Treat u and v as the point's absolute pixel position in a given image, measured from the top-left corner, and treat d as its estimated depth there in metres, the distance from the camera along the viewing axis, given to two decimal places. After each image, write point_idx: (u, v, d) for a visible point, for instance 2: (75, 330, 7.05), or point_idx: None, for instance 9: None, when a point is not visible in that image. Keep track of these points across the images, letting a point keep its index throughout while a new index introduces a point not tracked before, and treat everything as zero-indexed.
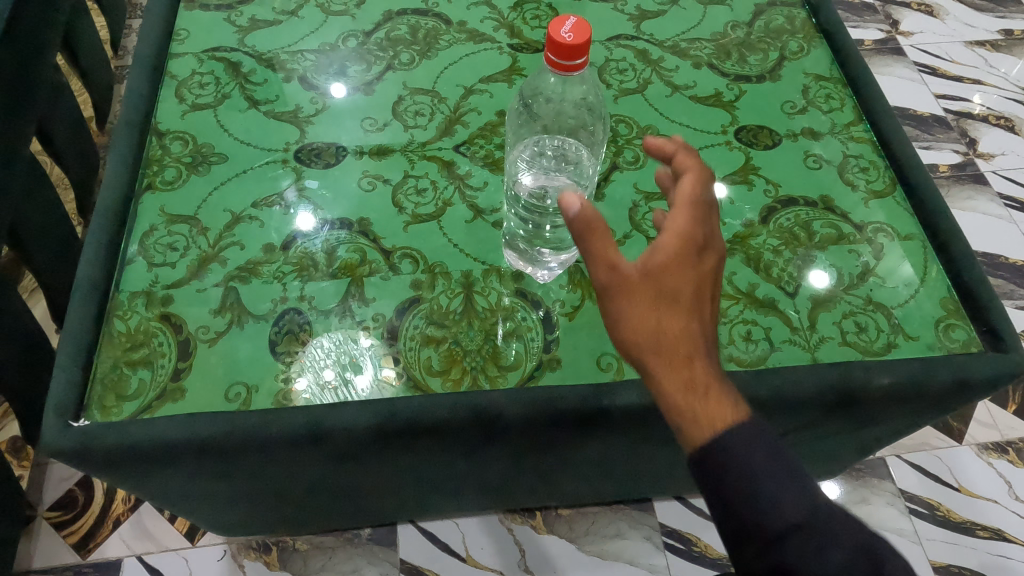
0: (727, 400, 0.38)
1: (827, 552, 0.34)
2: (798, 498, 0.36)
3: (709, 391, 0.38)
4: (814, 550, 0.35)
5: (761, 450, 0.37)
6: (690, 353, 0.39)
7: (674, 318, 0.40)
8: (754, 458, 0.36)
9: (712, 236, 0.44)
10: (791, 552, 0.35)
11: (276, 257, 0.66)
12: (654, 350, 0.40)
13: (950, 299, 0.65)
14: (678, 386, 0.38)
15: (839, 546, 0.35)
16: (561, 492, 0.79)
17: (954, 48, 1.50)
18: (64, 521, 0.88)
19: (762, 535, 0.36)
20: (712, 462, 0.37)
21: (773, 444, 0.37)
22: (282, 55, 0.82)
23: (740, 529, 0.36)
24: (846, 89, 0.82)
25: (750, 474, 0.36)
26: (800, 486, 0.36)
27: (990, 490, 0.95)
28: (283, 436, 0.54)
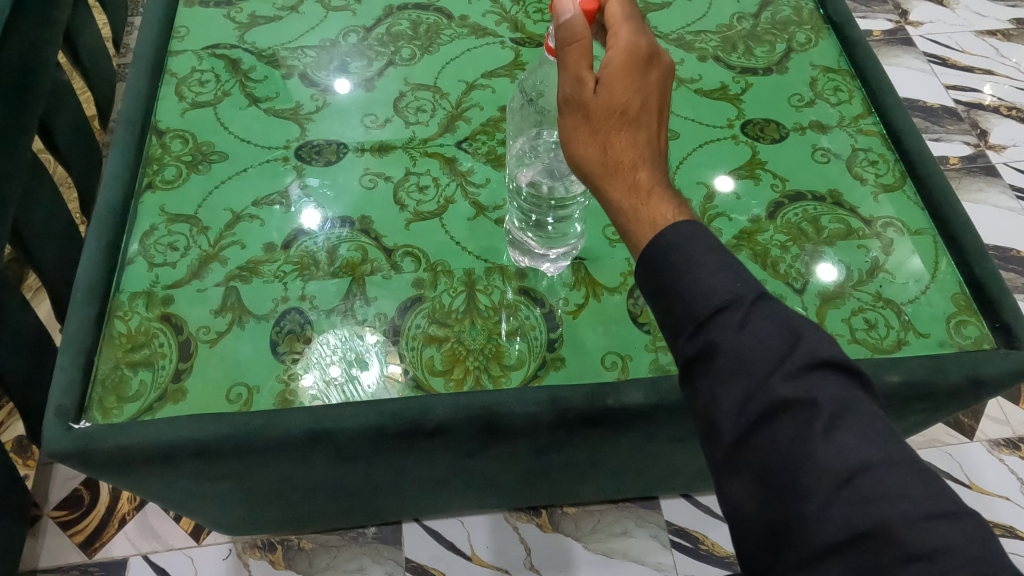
0: (664, 200, 0.45)
1: (750, 327, 0.38)
2: (728, 283, 0.40)
3: (645, 191, 0.45)
4: (737, 326, 0.38)
5: (700, 241, 0.42)
6: (628, 158, 0.46)
7: (615, 127, 0.46)
8: (693, 251, 0.41)
9: (656, 47, 0.48)
10: (719, 329, 0.39)
11: (276, 256, 0.66)
12: (597, 155, 0.47)
13: (962, 294, 0.64)
14: (619, 185, 0.46)
15: (763, 325, 0.38)
16: (566, 490, 0.79)
17: (964, 38, 1.48)
18: (69, 521, 0.88)
19: (694, 318, 0.40)
20: (651, 251, 0.43)
21: (710, 240, 0.42)
22: (282, 51, 0.81)
23: (677, 315, 0.41)
24: (854, 81, 0.80)
25: (689, 264, 0.41)
26: (735, 272, 0.40)
27: (1002, 487, 0.94)
28: (284, 438, 0.54)
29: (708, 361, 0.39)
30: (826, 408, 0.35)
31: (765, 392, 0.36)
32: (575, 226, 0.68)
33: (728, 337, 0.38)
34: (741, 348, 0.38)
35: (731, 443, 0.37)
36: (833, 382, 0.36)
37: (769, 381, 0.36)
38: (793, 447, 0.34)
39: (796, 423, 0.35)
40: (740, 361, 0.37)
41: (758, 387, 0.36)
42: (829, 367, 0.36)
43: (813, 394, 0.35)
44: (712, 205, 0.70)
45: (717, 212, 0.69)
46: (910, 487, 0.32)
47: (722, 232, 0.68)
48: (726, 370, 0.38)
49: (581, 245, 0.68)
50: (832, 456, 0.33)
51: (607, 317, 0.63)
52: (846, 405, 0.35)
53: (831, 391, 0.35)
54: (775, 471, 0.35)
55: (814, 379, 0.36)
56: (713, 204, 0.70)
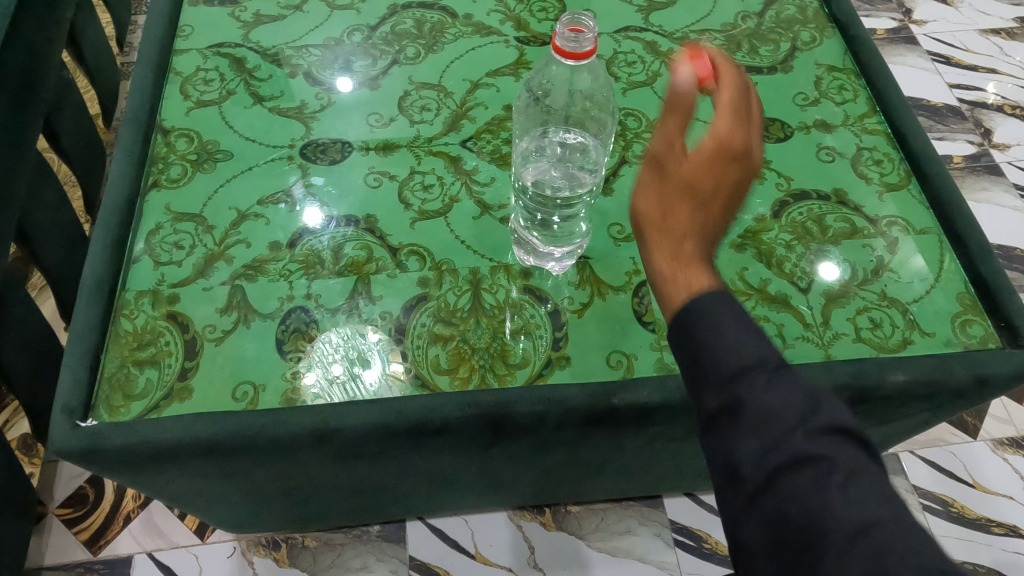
0: (703, 272, 0.41)
1: (772, 381, 0.34)
2: (741, 329, 0.36)
3: (688, 265, 0.42)
4: (761, 380, 0.34)
5: (727, 303, 0.38)
6: (683, 230, 0.44)
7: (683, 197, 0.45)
8: (718, 310, 0.38)
9: (750, 149, 0.47)
10: (739, 381, 0.35)
11: (282, 255, 0.66)
12: (654, 216, 0.46)
13: (967, 293, 0.64)
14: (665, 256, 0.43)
15: (785, 380, 0.34)
16: (570, 489, 0.79)
17: (968, 37, 1.47)
18: (74, 519, 0.89)
19: (712, 369, 0.36)
20: (677, 309, 0.39)
21: (738, 305, 0.38)
22: (287, 50, 0.81)
23: (695, 363, 0.37)
24: (859, 80, 0.80)
25: (705, 313, 0.38)
26: (761, 330, 0.36)
27: (1006, 486, 0.94)
28: (291, 436, 0.54)
29: (726, 413, 0.35)
30: (843, 469, 0.31)
31: (784, 447, 0.32)
32: (579, 226, 0.69)
33: (752, 391, 0.34)
34: (762, 403, 0.34)
35: (739, 495, 0.33)
36: (851, 438, 0.32)
37: (790, 436, 0.32)
38: (803, 500, 0.31)
39: (813, 481, 0.31)
40: (761, 414, 0.33)
41: (777, 442, 0.32)
42: (851, 432, 0.33)
43: (826, 448, 0.32)
44: None
45: None
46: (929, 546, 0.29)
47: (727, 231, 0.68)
48: (741, 419, 0.34)
49: (586, 245, 0.68)
50: (843, 513, 0.30)
51: (612, 316, 0.63)
52: (865, 470, 0.31)
53: (846, 445, 0.32)
54: (785, 527, 0.31)
55: (835, 441, 0.32)
56: None
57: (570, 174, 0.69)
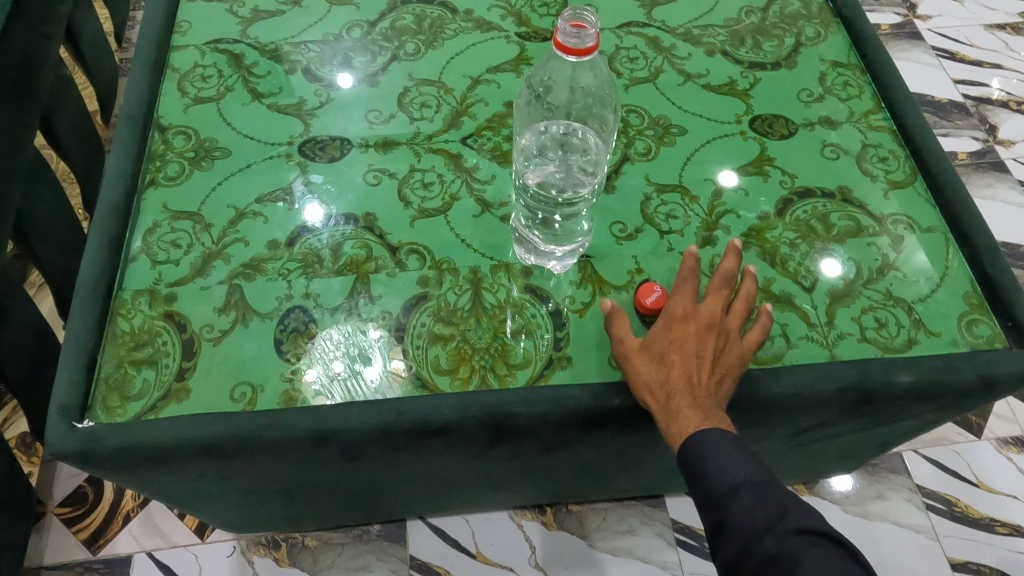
0: (695, 414, 0.49)
1: (746, 500, 0.44)
2: (738, 463, 0.46)
3: (677, 406, 0.49)
4: (743, 499, 0.44)
5: (718, 439, 0.47)
6: (676, 369, 0.51)
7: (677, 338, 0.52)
8: (720, 454, 0.46)
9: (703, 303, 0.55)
10: (727, 503, 0.45)
11: (280, 253, 0.65)
12: (648, 354, 0.53)
13: (974, 293, 0.63)
14: (657, 398, 0.51)
15: (760, 498, 0.44)
16: (571, 489, 0.78)
17: (973, 32, 1.46)
18: (73, 518, 0.88)
19: (710, 491, 0.46)
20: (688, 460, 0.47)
21: (731, 443, 0.47)
22: (285, 46, 0.80)
23: (698, 491, 0.47)
24: (864, 76, 0.79)
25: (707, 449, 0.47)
26: (744, 457, 0.46)
27: (1011, 486, 0.93)
28: (289, 437, 0.53)
29: (721, 529, 0.45)
30: (805, 565, 0.40)
31: (758, 547, 0.42)
32: (581, 224, 0.68)
33: (737, 510, 0.44)
34: (742, 518, 0.44)
35: None
36: (822, 548, 0.41)
37: (763, 540, 0.42)
38: None
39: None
40: (742, 527, 0.43)
41: (753, 546, 0.42)
42: (817, 536, 0.42)
43: (797, 552, 0.41)
44: (720, 202, 0.69)
45: (726, 208, 0.69)
46: None
47: (731, 230, 0.67)
48: (733, 533, 0.43)
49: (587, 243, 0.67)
50: None
51: None
52: (826, 562, 0.40)
53: (816, 552, 0.41)
54: None
55: (802, 541, 0.41)
56: (721, 201, 0.69)
57: (572, 172, 0.69)
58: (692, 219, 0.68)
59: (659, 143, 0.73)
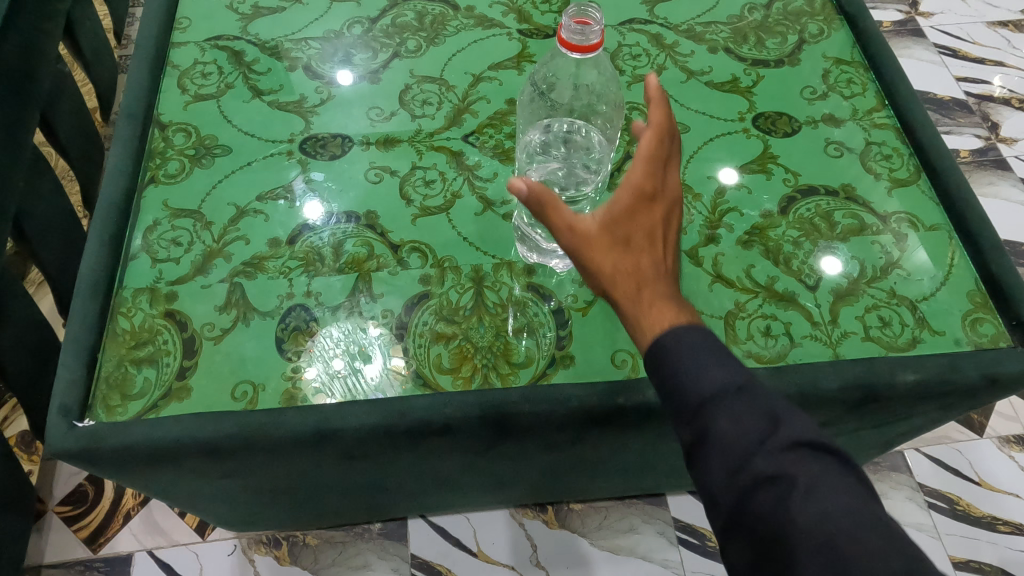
0: (667, 305, 0.43)
1: (729, 406, 0.37)
2: (716, 368, 0.39)
3: (650, 298, 0.43)
4: (724, 409, 0.37)
5: (694, 337, 0.40)
6: (649, 260, 0.45)
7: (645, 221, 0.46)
8: (696, 354, 0.40)
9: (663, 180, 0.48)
10: (706, 411, 0.38)
11: (281, 251, 0.65)
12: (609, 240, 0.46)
13: (978, 292, 0.63)
14: (623, 290, 0.44)
15: (743, 406, 0.37)
16: (573, 488, 0.78)
17: (975, 29, 1.46)
18: (74, 516, 0.88)
19: (685, 401, 0.39)
20: (659, 357, 0.41)
21: (707, 337, 0.40)
22: (286, 43, 0.80)
23: (670, 397, 0.40)
24: (867, 73, 0.79)
25: (683, 351, 0.40)
26: (721, 355, 0.39)
27: (1012, 484, 0.93)
28: (290, 436, 0.53)
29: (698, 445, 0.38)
30: (802, 482, 0.34)
31: (745, 468, 0.35)
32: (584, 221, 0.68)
33: (717, 421, 0.37)
34: (726, 429, 0.37)
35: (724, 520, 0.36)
36: (821, 461, 0.35)
37: (752, 457, 0.35)
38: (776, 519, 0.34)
39: (774, 496, 0.34)
40: (724, 441, 0.36)
41: (741, 463, 0.35)
42: (812, 445, 0.35)
43: (795, 470, 0.34)
44: (722, 200, 0.69)
45: (728, 207, 0.68)
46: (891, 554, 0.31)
47: (734, 228, 0.67)
48: (717, 450, 0.36)
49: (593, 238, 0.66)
50: (812, 528, 0.33)
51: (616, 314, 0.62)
52: (825, 477, 0.34)
53: (814, 468, 0.34)
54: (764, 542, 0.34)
55: (797, 455, 0.35)
56: (724, 199, 0.69)
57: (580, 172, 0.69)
58: (695, 217, 0.67)
59: None
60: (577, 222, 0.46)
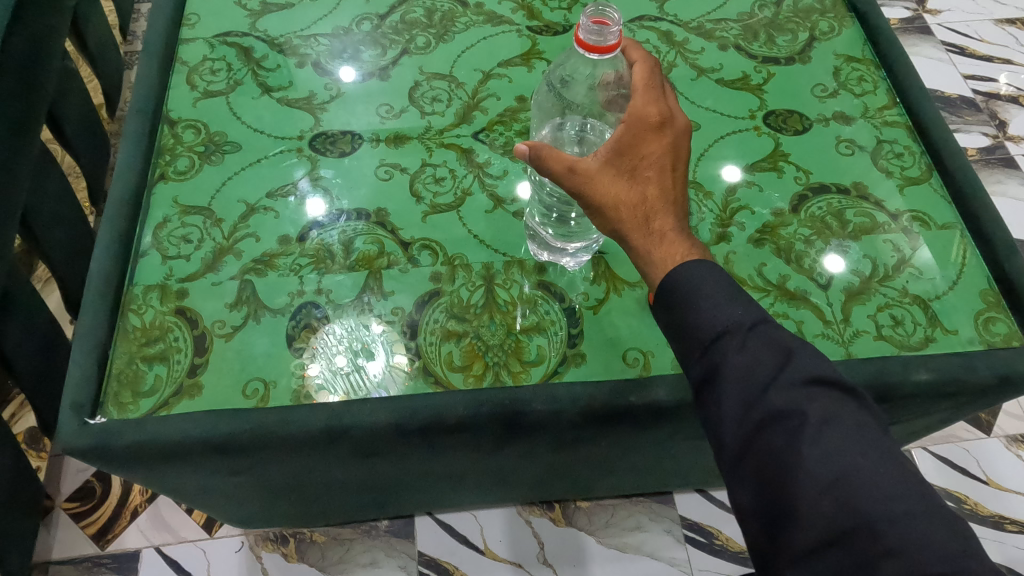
0: (676, 238, 0.47)
1: (743, 344, 0.41)
2: (732, 311, 0.43)
3: (662, 230, 0.47)
4: (736, 347, 0.41)
5: (707, 276, 0.44)
6: (655, 191, 0.47)
7: (652, 150, 0.48)
8: (710, 293, 0.43)
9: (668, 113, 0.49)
10: (720, 347, 0.42)
11: (291, 249, 0.65)
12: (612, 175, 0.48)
13: (991, 291, 0.63)
14: (631, 222, 0.47)
15: (756, 346, 0.41)
16: (581, 485, 0.78)
17: (983, 26, 1.45)
18: (82, 512, 0.88)
19: (699, 339, 0.43)
20: (670, 291, 0.45)
21: (718, 275, 0.44)
22: (295, 39, 0.80)
23: (685, 334, 0.44)
24: (879, 71, 0.78)
25: (698, 292, 0.44)
26: (733, 295, 0.43)
27: (1019, 483, 0.93)
28: (302, 434, 0.53)
29: (713, 382, 0.41)
30: (813, 417, 0.38)
31: (758, 404, 0.39)
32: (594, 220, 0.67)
33: (732, 357, 0.41)
34: (741, 365, 0.40)
35: (736, 451, 0.39)
36: (829, 397, 0.38)
37: (765, 393, 0.39)
38: (786, 450, 0.37)
39: (786, 427, 0.38)
40: (740, 377, 0.40)
41: (756, 398, 0.39)
42: (821, 383, 0.39)
43: (805, 405, 0.38)
44: (734, 198, 0.68)
45: (739, 205, 0.68)
46: (893, 479, 0.35)
47: (745, 226, 0.67)
48: (732, 385, 0.40)
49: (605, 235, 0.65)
50: (820, 455, 0.36)
51: (627, 312, 0.62)
52: (833, 413, 0.38)
53: (823, 404, 0.38)
54: (773, 471, 0.38)
55: (806, 393, 0.39)
56: (734, 197, 0.69)
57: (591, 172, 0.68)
58: (707, 215, 0.67)
59: None
60: (579, 161, 0.48)
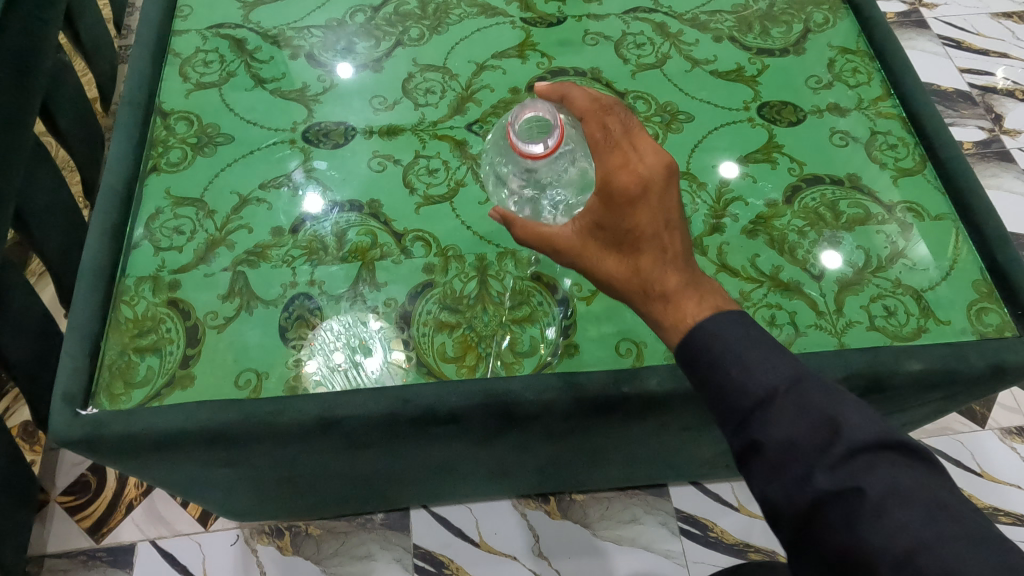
0: (682, 299, 0.43)
1: (781, 412, 0.37)
2: (764, 373, 0.39)
3: (663, 295, 0.44)
4: (776, 416, 0.37)
5: (731, 332, 0.41)
6: (648, 253, 0.45)
7: (632, 212, 0.45)
8: (738, 353, 0.40)
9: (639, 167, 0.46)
10: (756, 417, 0.38)
11: (284, 240, 0.65)
12: (601, 247, 0.48)
13: (983, 281, 0.63)
14: (634, 291, 0.46)
15: (797, 414, 0.37)
16: (575, 477, 0.78)
17: (979, 20, 1.45)
18: (76, 506, 0.88)
19: (732, 407, 0.39)
20: (686, 360, 0.42)
21: (742, 332, 0.41)
22: (288, 31, 0.79)
23: (717, 403, 0.40)
24: (873, 62, 0.78)
25: (728, 351, 0.40)
26: (765, 352, 0.39)
27: (1014, 475, 0.93)
28: (295, 425, 0.53)
29: (753, 456, 0.38)
30: (872, 493, 0.34)
31: (806, 484, 0.35)
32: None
33: (769, 429, 0.37)
34: (781, 438, 0.36)
35: (791, 532, 0.36)
36: (887, 464, 0.34)
37: (813, 470, 0.35)
38: (847, 534, 0.34)
39: (844, 508, 0.34)
40: (781, 451, 0.36)
41: (803, 475, 0.35)
42: (877, 448, 0.35)
43: (861, 480, 0.34)
44: (727, 190, 0.68)
45: (733, 196, 0.68)
46: (973, 557, 0.32)
47: (739, 217, 0.67)
48: (774, 462, 0.36)
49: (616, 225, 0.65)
50: (886, 540, 0.33)
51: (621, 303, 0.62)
52: (897, 482, 0.34)
53: (882, 474, 0.34)
54: (836, 557, 0.34)
55: (860, 467, 0.35)
56: (728, 188, 0.69)
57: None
58: (699, 207, 0.67)
59: (666, 130, 0.72)
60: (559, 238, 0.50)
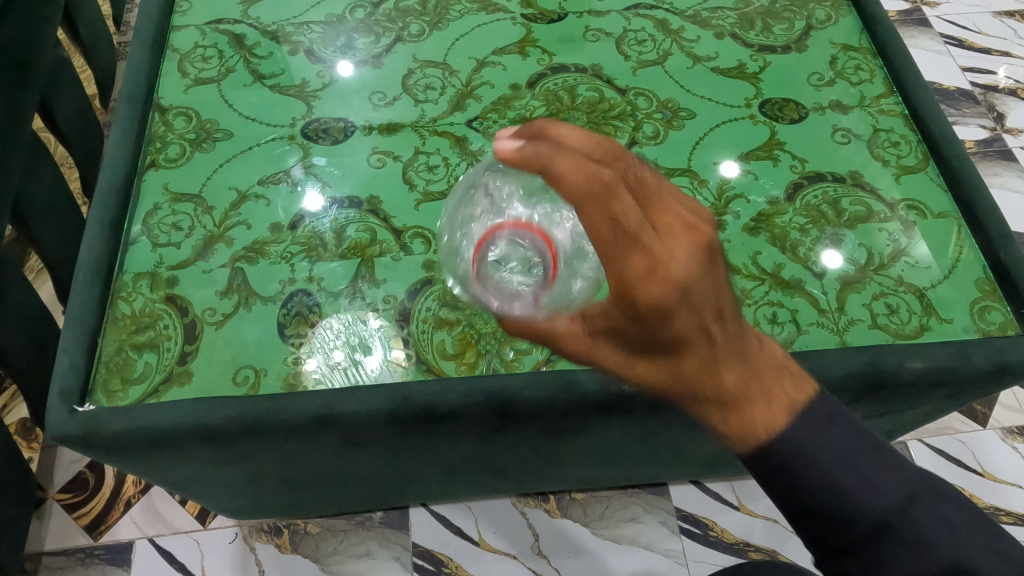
0: (748, 402, 0.34)
1: (895, 551, 0.32)
2: (873, 502, 0.32)
3: (723, 403, 0.34)
4: (890, 557, 0.32)
5: (827, 454, 0.33)
6: (692, 359, 0.34)
7: (665, 321, 0.33)
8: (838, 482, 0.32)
9: (654, 256, 0.32)
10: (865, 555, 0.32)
11: (283, 237, 0.64)
12: (622, 352, 0.38)
13: (986, 280, 0.63)
14: (678, 392, 0.36)
15: (916, 552, 0.31)
16: (575, 476, 0.77)
17: (982, 19, 1.44)
18: (74, 503, 0.88)
19: (831, 538, 0.33)
20: (766, 479, 0.34)
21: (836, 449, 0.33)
22: (287, 27, 0.79)
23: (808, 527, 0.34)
24: (875, 59, 0.78)
25: (826, 479, 0.32)
26: (867, 472, 0.33)
27: (1015, 475, 0.93)
28: (293, 422, 0.52)
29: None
30: None
31: None
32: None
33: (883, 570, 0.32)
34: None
35: None
36: None
37: None
38: None
39: None
40: None
41: None
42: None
43: None
44: (728, 187, 0.68)
45: (734, 193, 0.68)
46: None
47: (740, 215, 0.66)
48: None
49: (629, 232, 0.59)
50: None
51: None
52: None
53: None
54: None
55: None
56: (729, 185, 0.68)
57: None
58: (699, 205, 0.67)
59: (667, 127, 0.72)
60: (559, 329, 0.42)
